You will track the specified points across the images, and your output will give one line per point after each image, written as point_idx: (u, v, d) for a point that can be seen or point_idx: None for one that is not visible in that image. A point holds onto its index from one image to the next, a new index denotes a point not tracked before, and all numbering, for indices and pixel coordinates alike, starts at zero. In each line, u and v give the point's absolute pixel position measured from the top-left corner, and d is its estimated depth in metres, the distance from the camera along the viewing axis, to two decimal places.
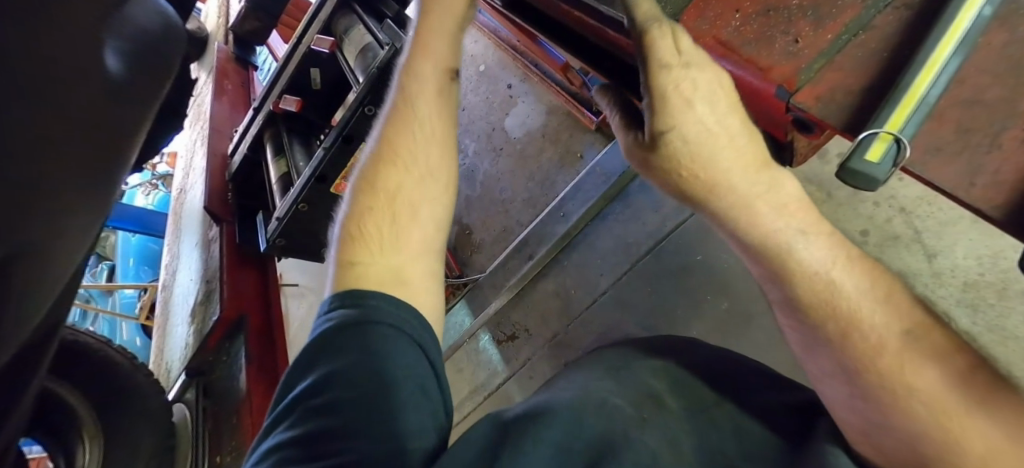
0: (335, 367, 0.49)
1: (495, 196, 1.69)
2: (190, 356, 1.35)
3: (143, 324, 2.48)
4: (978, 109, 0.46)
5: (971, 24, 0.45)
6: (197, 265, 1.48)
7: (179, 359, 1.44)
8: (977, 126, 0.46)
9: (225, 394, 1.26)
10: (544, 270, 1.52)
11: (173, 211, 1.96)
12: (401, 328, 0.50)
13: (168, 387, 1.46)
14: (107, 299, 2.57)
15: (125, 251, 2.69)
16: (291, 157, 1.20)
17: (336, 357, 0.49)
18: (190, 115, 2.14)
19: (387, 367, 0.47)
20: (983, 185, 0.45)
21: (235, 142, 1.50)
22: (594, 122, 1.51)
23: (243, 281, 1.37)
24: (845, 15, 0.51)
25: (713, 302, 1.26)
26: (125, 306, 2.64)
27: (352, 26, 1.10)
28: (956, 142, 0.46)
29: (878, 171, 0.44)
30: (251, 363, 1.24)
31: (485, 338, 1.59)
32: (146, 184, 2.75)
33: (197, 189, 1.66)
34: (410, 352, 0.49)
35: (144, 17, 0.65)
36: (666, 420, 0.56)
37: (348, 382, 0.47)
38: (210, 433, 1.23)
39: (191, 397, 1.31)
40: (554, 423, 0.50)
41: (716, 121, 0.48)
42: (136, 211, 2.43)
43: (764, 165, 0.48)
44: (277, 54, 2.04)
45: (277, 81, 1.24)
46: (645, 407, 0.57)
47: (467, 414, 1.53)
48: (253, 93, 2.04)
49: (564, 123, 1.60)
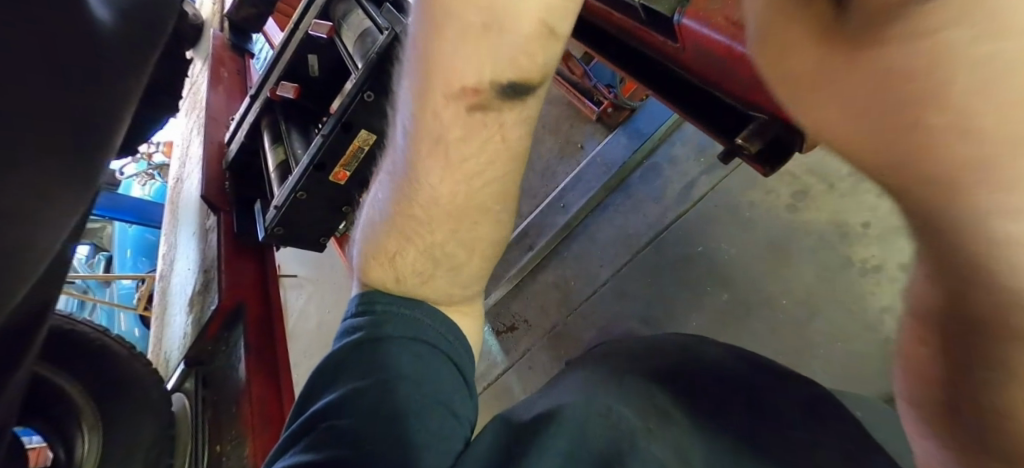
0: (355, 376, 0.53)
1: None
2: (189, 346, 1.35)
3: (141, 315, 2.47)
4: None
5: None
6: (195, 255, 1.47)
7: (177, 349, 1.44)
8: None
9: (224, 383, 1.26)
10: (544, 261, 1.52)
11: (171, 201, 1.95)
12: (436, 344, 0.55)
13: (166, 377, 1.46)
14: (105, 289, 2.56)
15: (123, 242, 2.68)
16: (290, 144, 1.19)
17: (356, 365, 0.53)
18: (186, 104, 2.12)
19: (415, 379, 0.51)
20: None
21: (231, 130, 1.49)
22: (594, 112, 1.51)
23: (242, 271, 1.37)
24: None
25: (714, 293, 1.26)
26: (123, 297, 2.62)
27: (350, 11, 1.08)
28: None
29: None
30: (250, 352, 1.24)
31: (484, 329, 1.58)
32: (142, 174, 2.73)
33: (194, 178, 1.65)
34: (442, 368, 0.53)
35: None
36: (674, 418, 0.55)
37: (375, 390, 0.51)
38: (210, 422, 1.23)
39: (191, 386, 1.31)
40: (562, 430, 0.50)
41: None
42: (133, 201, 2.41)
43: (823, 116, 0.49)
44: (274, 41, 2.02)
45: (274, 68, 1.23)
46: (653, 407, 0.55)
47: None
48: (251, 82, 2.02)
49: (564, 113, 1.59)
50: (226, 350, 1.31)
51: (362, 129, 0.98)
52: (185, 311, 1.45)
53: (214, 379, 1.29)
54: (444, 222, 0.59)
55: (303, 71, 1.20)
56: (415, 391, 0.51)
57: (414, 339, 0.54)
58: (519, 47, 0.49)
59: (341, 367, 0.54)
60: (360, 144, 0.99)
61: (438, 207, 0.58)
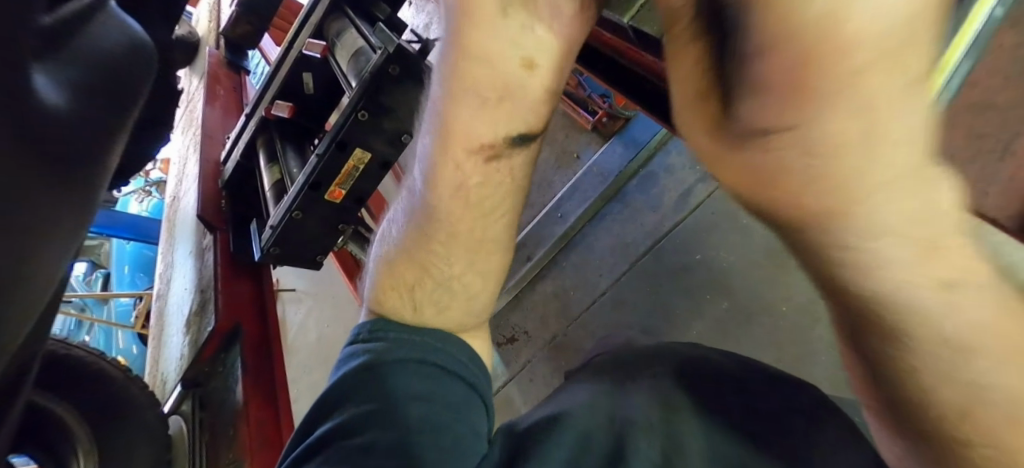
0: (355, 401, 0.53)
1: None
2: (186, 367, 1.34)
3: (139, 333, 2.45)
4: (990, 114, 0.72)
5: (985, 23, 0.53)
6: (191, 274, 1.47)
7: (175, 370, 1.43)
8: (987, 134, 0.72)
9: (221, 404, 1.25)
10: (544, 271, 1.51)
11: (168, 217, 1.95)
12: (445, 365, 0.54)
13: (163, 398, 1.45)
14: (103, 308, 2.55)
15: (120, 258, 2.67)
16: (284, 163, 1.19)
17: (364, 387, 0.53)
18: (183, 120, 2.13)
19: (431, 402, 0.51)
20: (993, 192, 0.74)
21: (227, 149, 1.49)
22: (590, 122, 1.51)
23: (239, 290, 1.35)
24: None
25: (713, 301, 1.26)
26: (120, 316, 2.60)
27: (344, 30, 1.09)
28: (970, 147, 0.73)
29: None
30: (247, 374, 1.22)
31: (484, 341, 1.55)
32: (140, 190, 2.73)
33: (190, 197, 1.65)
34: (455, 388, 0.53)
35: (99, 41, 0.53)
36: (674, 429, 0.55)
37: (386, 421, 0.50)
38: (206, 445, 1.22)
39: (188, 409, 1.31)
40: (572, 432, 0.54)
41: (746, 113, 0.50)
42: (130, 218, 2.40)
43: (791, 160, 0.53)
44: (270, 57, 2.03)
45: (269, 86, 1.23)
46: (654, 411, 0.57)
47: None
48: (246, 98, 2.03)
49: (560, 123, 1.60)
50: (224, 370, 1.30)
51: (357, 148, 0.98)
52: (182, 332, 1.44)
53: (210, 400, 1.28)
54: (467, 208, 0.58)
55: (300, 91, 1.21)
56: (412, 414, 0.50)
57: (427, 358, 0.54)
58: (529, 112, 0.52)
59: (341, 392, 0.54)
60: (356, 163, 0.99)
61: (459, 201, 0.58)
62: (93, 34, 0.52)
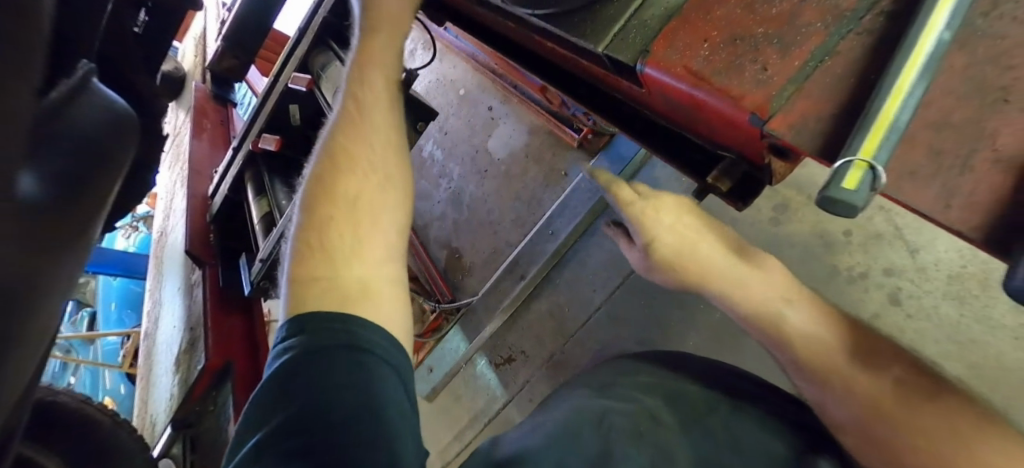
0: (280, 410, 0.44)
1: (483, 218, 1.68)
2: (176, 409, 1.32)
3: (127, 372, 2.41)
4: (946, 131, 0.39)
5: (929, 47, 0.38)
6: (181, 312, 1.45)
7: (166, 411, 1.40)
8: (949, 146, 0.39)
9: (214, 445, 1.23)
10: (537, 289, 1.52)
11: (156, 253, 1.93)
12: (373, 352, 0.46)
13: (155, 439, 1.42)
14: (88, 348, 2.50)
15: (107, 295, 2.64)
16: (272, 197, 1.19)
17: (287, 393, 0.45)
18: (170, 155, 2.13)
19: (363, 396, 0.43)
20: (960, 206, 0.38)
21: (215, 183, 1.49)
22: (575, 140, 1.52)
23: (229, 328, 1.34)
24: (811, 42, 0.45)
25: (708, 312, 1.26)
26: (106, 355, 2.55)
27: (329, 63, 1.10)
28: (929, 164, 0.39)
29: (855, 198, 0.36)
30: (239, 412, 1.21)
31: (482, 362, 1.58)
32: (127, 225, 2.71)
33: (179, 232, 1.63)
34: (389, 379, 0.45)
35: (86, 117, 0.52)
36: (657, 437, 0.54)
37: (314, 423, 0.42)
38: None
39: (179, 451, 1.30)
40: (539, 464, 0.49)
41: (687, 231, 0.56)
42: (117, 254, 2.38)
43: (738, 251, 0.56)
44: (257, 89, 2.04)
45: (255, 120, 1.25)
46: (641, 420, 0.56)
47: (470, 441, 1.52)
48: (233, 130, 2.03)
49: (547, 143, 1.60)
50: (215, 410, 1.28)
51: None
52: (172, 371, 1.42)
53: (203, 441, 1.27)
54: (367, 224, 0.53)
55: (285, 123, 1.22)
56: (341, 408, 0.42)
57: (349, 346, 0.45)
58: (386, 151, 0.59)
59: (273, 398, 0.45)
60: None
61: (358, 215, 0.54)
62: (81, 112, 0.51)
